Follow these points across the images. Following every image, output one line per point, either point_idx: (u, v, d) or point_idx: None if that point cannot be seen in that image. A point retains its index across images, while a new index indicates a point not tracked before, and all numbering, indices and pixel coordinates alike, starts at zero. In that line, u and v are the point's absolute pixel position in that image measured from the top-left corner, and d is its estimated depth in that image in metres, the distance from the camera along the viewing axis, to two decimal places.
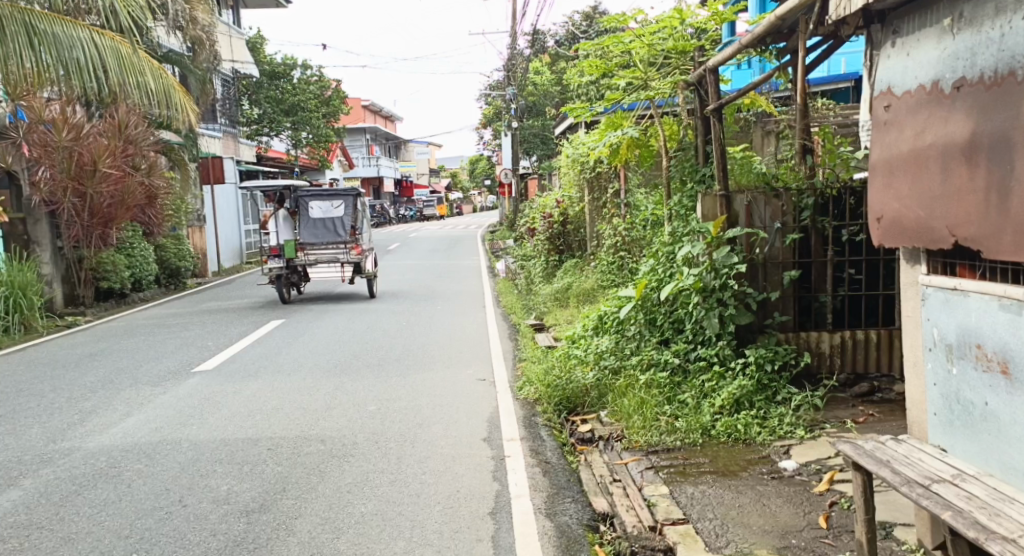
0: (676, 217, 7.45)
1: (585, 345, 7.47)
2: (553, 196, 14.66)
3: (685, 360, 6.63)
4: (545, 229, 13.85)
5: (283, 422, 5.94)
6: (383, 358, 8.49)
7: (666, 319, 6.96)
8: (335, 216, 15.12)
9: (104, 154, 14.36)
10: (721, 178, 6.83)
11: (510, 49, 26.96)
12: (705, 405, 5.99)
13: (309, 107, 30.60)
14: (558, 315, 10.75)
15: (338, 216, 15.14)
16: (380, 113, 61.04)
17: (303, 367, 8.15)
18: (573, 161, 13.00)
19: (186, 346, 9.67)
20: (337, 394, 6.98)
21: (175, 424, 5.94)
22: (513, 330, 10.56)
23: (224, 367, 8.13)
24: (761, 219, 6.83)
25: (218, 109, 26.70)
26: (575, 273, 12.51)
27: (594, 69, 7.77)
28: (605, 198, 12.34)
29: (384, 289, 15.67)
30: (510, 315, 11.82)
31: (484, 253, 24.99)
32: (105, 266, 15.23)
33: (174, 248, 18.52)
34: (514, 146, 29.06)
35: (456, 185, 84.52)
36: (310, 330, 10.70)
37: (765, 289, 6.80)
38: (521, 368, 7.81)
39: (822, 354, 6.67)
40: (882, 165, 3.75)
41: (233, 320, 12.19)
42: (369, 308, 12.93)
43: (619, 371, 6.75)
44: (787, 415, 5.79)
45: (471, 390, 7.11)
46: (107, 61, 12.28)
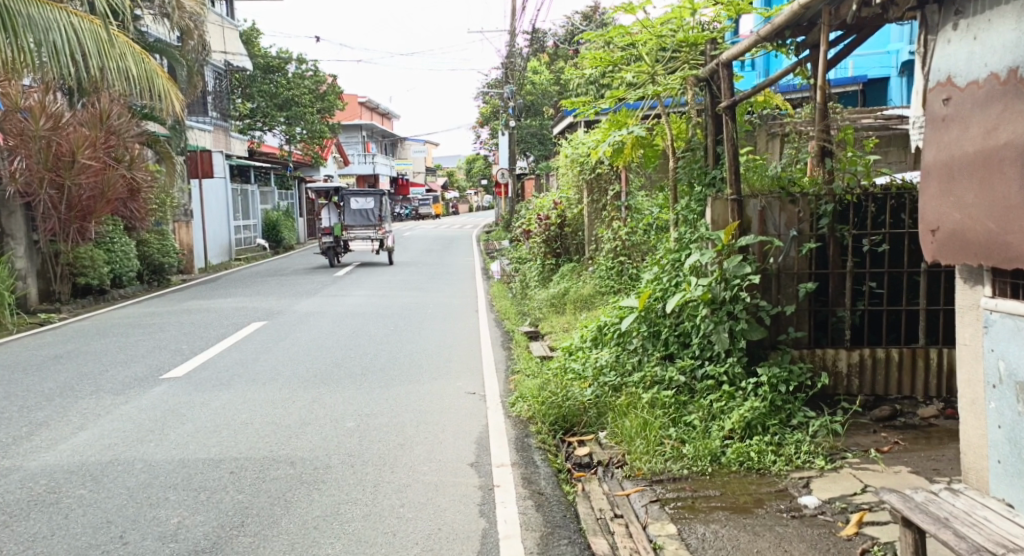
0: (683, 222, 6.92)
1: (583, 358, 6.94)
2: (551, 197, 14.13)
3: (692, 377, 6.11)
4: (542, 231, 13.30)
5: (250, 441, 5.43)
6: (367, 367, 7.97)
7: (671, 333, 6.44)
8: (368, 209, 23.25)
9: (83, 145, 13.81)
10: (733, 181, 6.32)
11: (509, 46, 26.42)
12: (714, 429, 5.47)
13: (303, 102, 30.05)
14: (555, 322, 10.22)
15: (370, 208, 22.89)
16: (377, 110, 60.43)
17: (279, 375, 7.63)
18: (573, 161, 12.48)
19: (158, 349, 9.16)
20: (314, 407, 6.46)
21: (130, 440, 5.45)
22: (505, 337, 10.04)
23: (194, 373, 7.63)
24: (775, 226, 6.30)
25: (209, 102, 26.15)
26: (572, 278, 11.98)
27: (598, 62, 7.24)
28: (605, 200, 11.83)
29: (374, 290, 15.11)
30: (504, 321, 11.29)
31: (479, 254, 24.43)
32: (82, 262, 14.69)
33: (158, 244, 17.98)
34: (511, 145, 28.52)
35: (452, 184, 83.89)
36: (292, 333, 10.18)
37: (779, 302, 6.27)
38: (513, 381, 7.28)
39: (839, 374, 6.15)
40: (942, 170, 3.57)
41: (213, 320, 11.66)
42: (357, 310, 12.40)
43: (620, 389, 6.22)
44: (804, 441, 5.28)
45: (459, 406, 6.59)
46: (86, 46, 11.74)
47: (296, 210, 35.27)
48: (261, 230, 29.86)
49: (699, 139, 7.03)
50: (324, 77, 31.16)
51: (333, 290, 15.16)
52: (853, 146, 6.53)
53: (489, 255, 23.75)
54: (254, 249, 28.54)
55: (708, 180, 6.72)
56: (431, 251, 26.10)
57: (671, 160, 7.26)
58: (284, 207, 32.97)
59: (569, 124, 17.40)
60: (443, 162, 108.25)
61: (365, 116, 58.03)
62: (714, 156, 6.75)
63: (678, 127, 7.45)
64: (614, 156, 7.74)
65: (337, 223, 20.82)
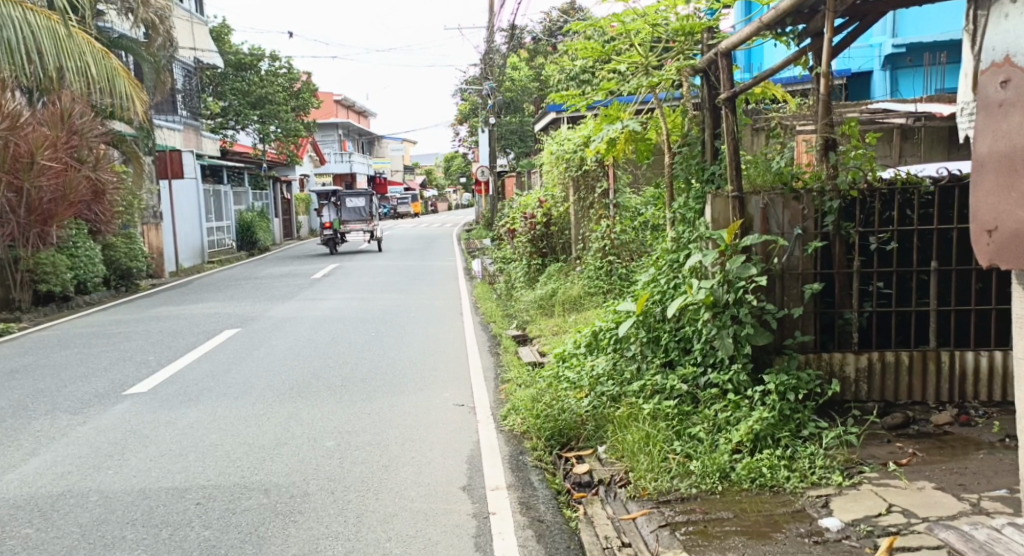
0: (681, 221, 6.57)
1: (578, 366, 6.56)
2: (535, 194, 13.72)
3: (695, 385, 5.73)
4: (527, 230, 12.91)
5: (220, 467, 5.08)
6: (346, 377, 7.57)
7: (671, 339, 6.06)
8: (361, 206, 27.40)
9: (42, 145, 13.42)
10: (734, 177, 5.94)
11: (487, 42, 26.01)
12: (722, 442, 5.10)
13: (277, 100, 29.49)
14: (544, 325, 9.88)
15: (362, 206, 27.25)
16: (354, 108, 59.80)
17: (253, 388, 7.22)
18: (558, 158, 12.12)
19: (124, 362, 8.74)
20: (289, 424, 6.09)
21: (86, 469, 5.10)
22: (492, 341, 9.70)
23: (160, 389, 7.25)
24: (778, 224, 5.92)
25: (179, 100, 25.54)
26: (559, 278, 11.62)
27: (589, 53, 6.87)
28: (593, 198, 11.49)
29: (353, 292, 14.68)
30: (490, 324, 10.93)
31: (461, 254, 24.00)
32: (43, 268, 14.20)
33: (125, 248, 17.41)
34: (492, 142, 28.09)
35: (431, 181, 83.37)
36: (267, 341, 9.76)
37: (784, 304, 5.89)
38: (504, 391, 6.90)
39: (847, 380, 5.79)
40: (1003, 162, 3.09)
41: (183, 328, 11.23)
42: (335, 315, 11.98)
43: (619, 399, 5.85)
44: (818, 455, 4.89)
45: (445, 419, 6.22)
46: (43, 42, 11.28)
47: (272, 211, 34.69)
48: (236, 232, 29.29)
49: (695, 133, 6.65)
50: (298, 74, 30.59)
51: (310, 293, 14.70)
52: (860, 138, 6.14)
53: (470, 254, 23.32)
54: (229, 251, 27.98)
55: (706, 176, 6.35)
56: (411, 250, 25.66)
57: (668, 156, 6.87)
58: (260, 207, 32.39)
59: (551, 119, 17.03)
60: (421, 160, 107.60)
61: (341, 114, 57.39)
62: (711, 150, 6.37)
63: (672, 120, 7.08)
64: (605, 153, 7.34)
65: (335, 220, 25.74)
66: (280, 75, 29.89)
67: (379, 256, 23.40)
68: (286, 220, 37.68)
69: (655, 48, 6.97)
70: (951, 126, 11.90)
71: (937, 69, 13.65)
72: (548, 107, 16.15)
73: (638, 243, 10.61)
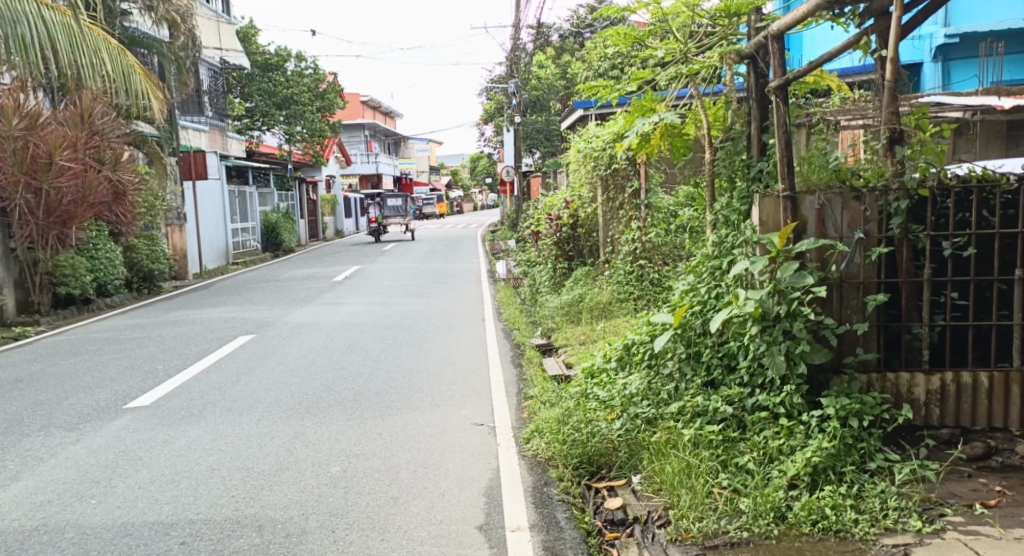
0: (723, 224, 5.97)
1: (607, 383, 5.98)
2: (561, 195, 13.06)
3: (742, 408, 5.13)
4: (553, 232, 12.26)
5: (215, 497, 4.57)
6: (359, 391, 7.04)
7: (713, 355, 5.46)
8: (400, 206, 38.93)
9: (61, 145, 13.00)
10: (786, 174, 5.34)
11: (513, 40, 25.53)
12: (775, 476, 4.51)
13: (302, 100, 29.18)
14: (571, 333, 9.35)
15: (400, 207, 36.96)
16: (380, 109, 59.56)
17: (259, 401, 6.71)
18: (585, 156, 11.54)
19: (130, 370, 8.27)
20: (294, 445, 5.57)
21: (68, 497, 4.61)
22: (515, 351, 9.16)
23: (161, 402, 6.76)
24: (835, 227, 5.31)
25: (204, 101, 25.28)
26: (586, 283, 11.02)
27: (622, 39, 6.27)
28: (622, 198, 10.86)
29: (373, 296, 14.17)
30: (514, 331, 10.38)
31: (485, 256, 23.48)
32: (62, 270, 13.76)
33: (147, 249, 16.96)
34: (517, 141, 27.55)
35: (457, 183, 83.12)
36: (281, 349, 9.25)
37: (844, 318, 5.27)
38: (528, 409, 6.34)
39: (916, 403, 5.17)
40: None
41: (197, 333, 10.76)
42: (353, 321, 11.47)
43: (655, 423, 5.26)
44: (889, 494, 4.29)
45: (464, 441, 5.68)
46: (57, 37, 10.83)
47: (297, 212, 34.37)
48: (261, 233, 28.96)
49: (740, 126, 6.04)
50: (324, 74, 30.26)
51: (330, 297, 14.23)
52: (928, 132, 5.52)
53: (495, 256, 22.79)
54: (253, 252, 27.65)
55: (753, 172, 5.74)
56: (434, 251, 25.19)
57: (709, 151, 6.28)
58: (285, 208, 32.07)
59: (579, 117, 16.43)
60: (448, 161, 107.22)
61: (367, 114, 57.15)
62: (759, 144, 5.78)
63: (714, 114, 6.48)
64: (636, 150, 6.73)
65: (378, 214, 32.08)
66: (306, 75, 29.60)
67: (403, 258, 22.94)
68: (311, 221, 37.36)
69: (693, 34, 6.38)
70: (1007, 121, 11.21)
71: (994, 60, 13.04)
72: (575, 105, 15.56)
73: (671, 246, 10.00)
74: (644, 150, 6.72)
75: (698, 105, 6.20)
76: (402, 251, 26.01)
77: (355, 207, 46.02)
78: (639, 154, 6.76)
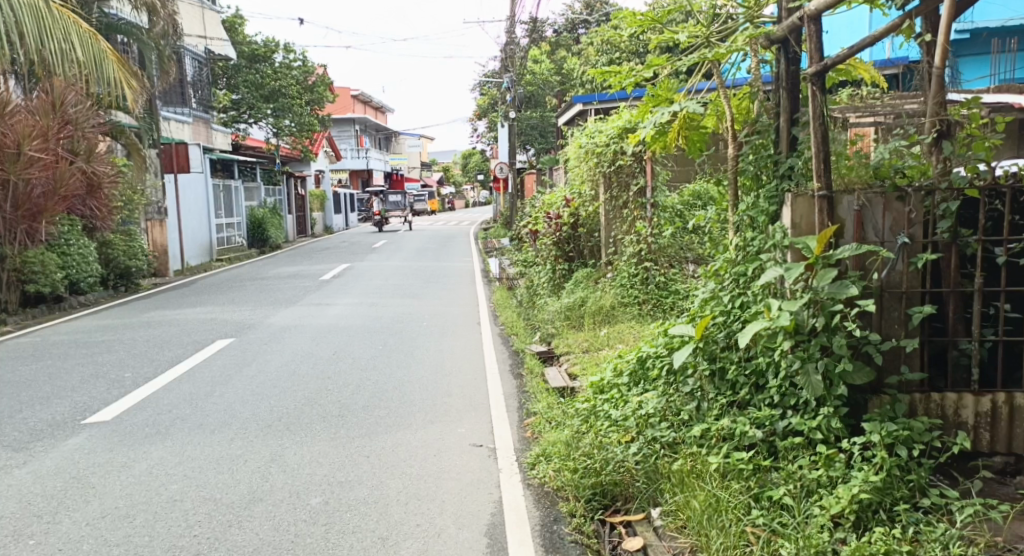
0: (747, 226, 5.41)
1: (620, 401, 5.43)
2: (560, 193, 12.52)
3: (774, 433, 4.56)
4: (551, 231, 11.69)
5: (173, 539, 4.02)
6: (345, 406, 6.47)
7: (739, 373, 4.89)
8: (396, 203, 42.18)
9: (30, 134, 12.46)
10: (821, 172, 4.76)
11: (508, 34, 24.96)
12: (816, 514, 3.94)
13: (290, 94, 28.56)
14: (573, 339, 8.86)
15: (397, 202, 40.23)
16: (371, 103, 58.87)
17: (234, 417, 6.14)
18: (586, 152, 10.98)
19: (95, 379, 7.69)
20: (269, 469, 5.00)
21: (5, 536, 4.06)
22: (513, 359, 8.62)
23: (126, 416, 6.19)
24: (876, 231, 4.75)
25: (189, 92, 24.57)
26: (587, 286, 10.48)
27: (637, 21, 5.73)
28: (626, 196, 10.31)
29: (362, 297, 13.57)
30: (511, 337, 9.85)
31: (478, 253, 22.90)
32: (31, 266, 13.08)
33: (124, 245, 16.29)
34: (511, 137, 26.96)
35: (448, 179, 82.53)
36: (261, 355, 8.67)
37: (885, 331, 4.69)
38: (531, 428, 5.79)
39: (965, 427, 4.61)
40: None
41: (173, 336, 10.18)
42: (340, 324, 10.89)
43: (675, 449, 4.70)
44: (950, 538, 3.73)
45: (460, 465, 5.12)
46: (24, 20, 10.22)
47: (285, 208, 33.68)
48: (247, 229, 28.29)
49: (768, 118, 5.46)
50: (313, 67, 29.61)
51: (315, 297, 13.62)
52: (979, 124, 4.90)
53: (488, 254, 22.20)
54: (239, 248, 26.99)
55: (782, 168, 5.17)
56: (426, 249, 24.61)
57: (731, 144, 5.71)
58: (272, 203, 31.38)
59: (577, 111, 15.86)
60: (439, 157, 106.39)
61: (358, 109, 56.42)
62: (788, 139, 5.22)
63: (736, 105, 5.92)
64: (648, 145, 6.19)
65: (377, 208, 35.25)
66: (294, 68, 28.98)
67: (394, 256, 22.34)
68: (300, 217, 36.68)
69: (715, 17, 5.82)
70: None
71: (1006, 56, 12.49)
72: (574, 99, 15.02)
73: (676, 248, 9.84)
74: (657, 145, 6.18)
75: (721, 96, 5.63)
76: (393, 248, 25.40)
77: (345, 203, 45.36)
78: (652, 149, 6.22)
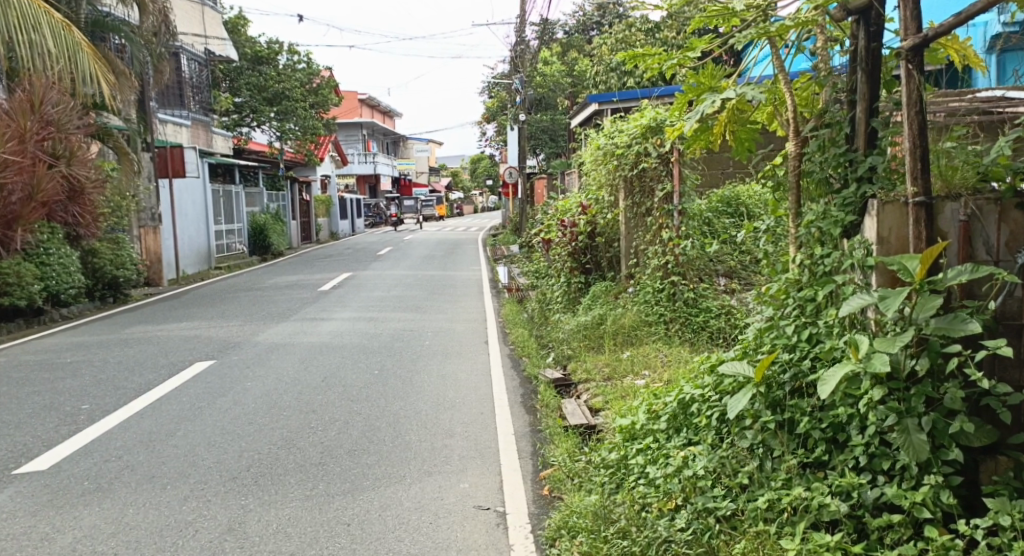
0: (815, 243, 4.42)
1: (660, 456, 4.43)
2: (575, 198, 11.55)
3: (861, 507, 3.57)
4: (566, 241, 10.67)
5: None
6: (328, 450, 5.52)
7: (812, 427, 3.89)
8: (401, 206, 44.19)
9: (5, 136, 11.56)
10: (918, 173, 3.78)
11: (518, 34, 24.07)
12: None
13: (294, 96, 27.70)
14: (592, 364, 7.99)
15: None
16: (378, 108, 58.03)
17: (193, 466, 5.17)
18: (604, 155, 10.02)
19: (48, 411, 6.75)
20: (222, 546, 4.05)
21: None
22: (525, 387, 7.66)
23: (69, 465, 5.24)
24: (987, 247, 3.76)
25: (188, 94, 23.69)
26: (607, 302, 9.51)
27: None
28: (649, 204, 9.28)
29: (361, 311, 12.60)
30: (523, 359, 8.90)
31: (486, 261, 21.98)
32: (5, 277, 12.07)
33: (110, 254, 15.34)
34: (521, 141, 25.99)
35: (456, 184, 81.71)
36: (241, 381, 7.72)
37: (1002, 375, 3.68)
38: (550, 484, 4.86)
39: None
40: None
41: (150, 357, 9.23)
42: (334, 343, 9.93)
43: (737, 529, 3.70)
44: None
45: (462, 539, 4.16)
46: None
47: (289, 213, 32.78)
48: (249, 235, 27.37)
49: (840, 107, 4.46)
50: (318, 69, 28.78)
51: (311, 311, 12.65)
52: None
53: (497, 262, 21.24)
54: (240, 256, 26.08)
55: (861, 170, 4.17)
56: (432, 257, 23.68)
57: (793, 139, 4.66)
58: (276, 208, 30.47)
59: (593, 112, 14.89)
60: (447, 161, 105.38)
61: (365, 113, 55.61)
62: (866, 133, 4.22)
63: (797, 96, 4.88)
64: (687, 144, 5.17)
65: None
66: (298, 69, 28.13)
67: (399, 264, 21.41)
68: (303, 223, 35.78)
69: None
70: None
71: None
72: (589, 98, 14.03)
73: (705, 261, 8.93)
74: (697, 144, 5.16)
75: (784, 84, 4.62)
76: (399, 256, 24.50)
77: (352, 209, 44.37)
78: (690, 148, 5.20)
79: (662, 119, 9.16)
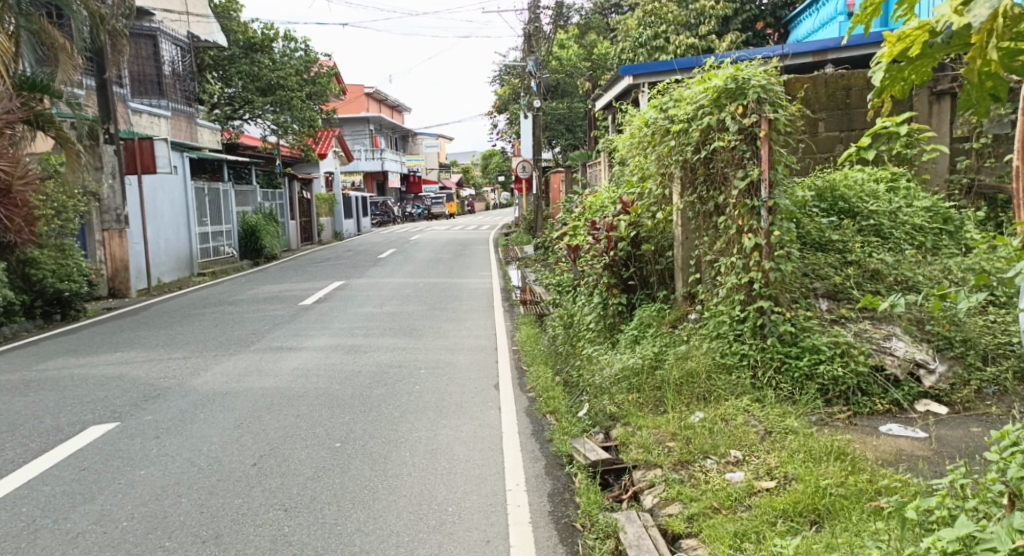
0: None
1: None
2: (609, 192, 8.97)
3: None
4: (601, 252, 7.97)
5: None
6: None
7: None
8: None
9: None
10: None
11: (532, 12, 21.62)
12: None
13: (289, 85, 25.06)
14: (649, 432, 5.41)
15: None
16: (386, 101, 55.56)
17: None
18: (654, 136, 7.47)
19: None
20: None
21: None
22: (552, 478, 5.06)
23: None
24: None
25: (168, 81, 21.29)
26: (659, 334, 6.92)
27: None
28: (720, 201, 6.67)
29: (341, 336, 10.06)
30: (550, 422, 6.29)
31: (498, 264, 19.49)
32: None
33: (53, 264, 12.81)
34: (535, 130, 23.42)
35: (468, 180, 79.34)
36: (131, 467, 5.22)
37: None
38: None
39: None
40: None
41: (38, 415, 6.73)
42: (294, 387, 7.43)
43: None
44: None
45: None
46: None
47: (287, 212, 30.19)
48: (239, 237, 24.84)
49: None
50: (316, 55, 26.23)
51: (281, 336, 10.14)
52: None
53: (509, 266, 18.79)
54: (229, 260, 23.61)
55: None
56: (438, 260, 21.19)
57: None
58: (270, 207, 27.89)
59: (626, 88, 12.30)
60: (458, 158, 102.71)
61: (372, 108, 53.26)
62: None
63: None
64: (877, 90, 2.90)
65: None
66: (294, 56, 25.49)
67: (400, 269, 18.96)
68: (303, 223, 33.21)
69: None
70: None
71: None
72: (623, 71, 11.44)
73: (801, 279, 6.37)
74: (895, 91, 2.90)
75: None
76: (403, 258, 22.12)
77: (357, 207, 41.82)
78: (878, 102, 2.94)
79: (744, 78, 6.49)
